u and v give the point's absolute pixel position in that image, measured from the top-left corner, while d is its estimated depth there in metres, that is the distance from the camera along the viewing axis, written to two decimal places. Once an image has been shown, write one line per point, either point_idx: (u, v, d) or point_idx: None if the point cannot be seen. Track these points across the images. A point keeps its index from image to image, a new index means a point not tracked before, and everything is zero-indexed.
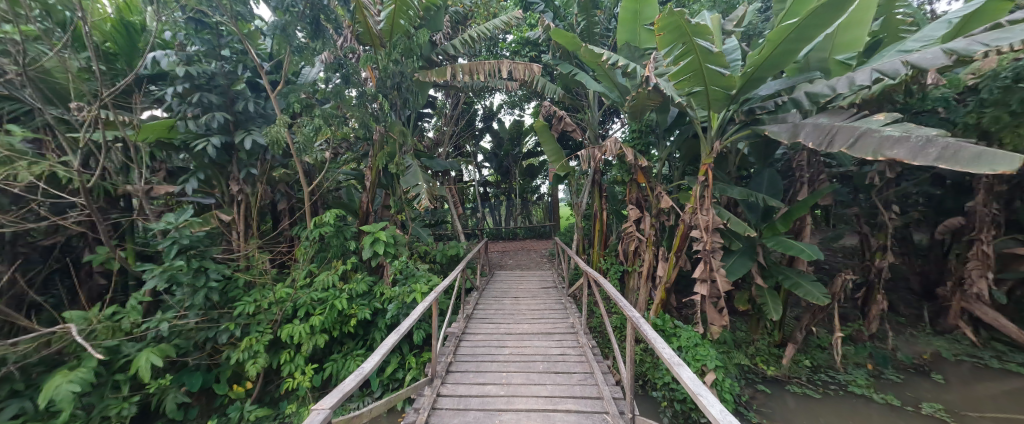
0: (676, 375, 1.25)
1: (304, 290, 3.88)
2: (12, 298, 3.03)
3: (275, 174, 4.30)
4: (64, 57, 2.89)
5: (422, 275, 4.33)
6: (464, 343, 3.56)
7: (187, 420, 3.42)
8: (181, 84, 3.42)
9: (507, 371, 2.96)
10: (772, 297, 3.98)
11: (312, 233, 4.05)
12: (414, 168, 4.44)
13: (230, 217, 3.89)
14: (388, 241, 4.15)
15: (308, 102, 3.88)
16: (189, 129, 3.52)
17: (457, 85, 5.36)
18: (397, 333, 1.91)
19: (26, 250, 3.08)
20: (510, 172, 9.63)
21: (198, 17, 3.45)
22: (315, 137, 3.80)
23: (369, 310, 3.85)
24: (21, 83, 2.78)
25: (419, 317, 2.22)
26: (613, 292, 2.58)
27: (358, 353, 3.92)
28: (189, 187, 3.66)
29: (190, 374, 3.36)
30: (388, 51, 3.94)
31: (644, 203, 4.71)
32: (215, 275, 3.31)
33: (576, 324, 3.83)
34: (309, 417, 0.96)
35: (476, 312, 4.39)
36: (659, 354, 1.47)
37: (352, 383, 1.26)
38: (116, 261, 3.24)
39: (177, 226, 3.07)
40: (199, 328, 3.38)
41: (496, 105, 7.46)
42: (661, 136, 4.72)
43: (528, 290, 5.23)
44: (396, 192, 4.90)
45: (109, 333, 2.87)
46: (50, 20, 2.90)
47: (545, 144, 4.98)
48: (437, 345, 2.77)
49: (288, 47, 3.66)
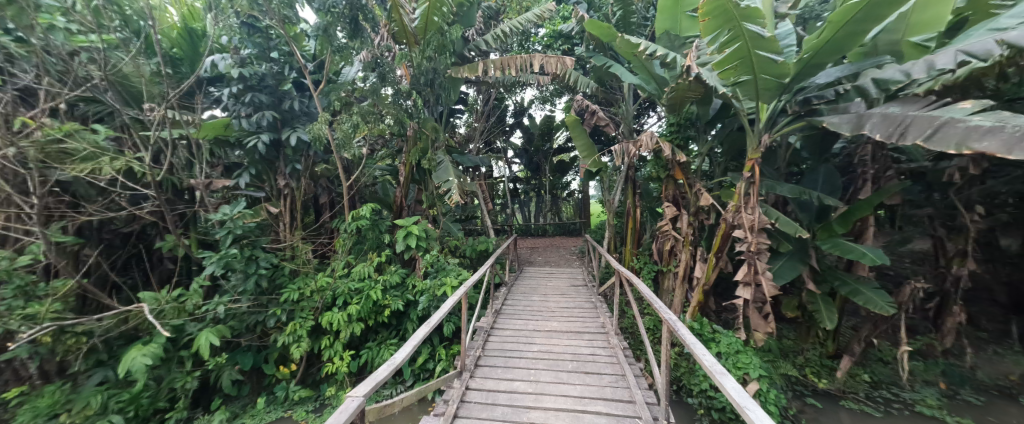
0: (718, 385, 1.13)
1: (343, 280, 4.07)
2: (98, 279, 3.46)
3: (318, 170, 4.51)
4: (138, 62, 3.19)
5: (452, 269, 4.42)
6: (493, 338, 3.60)
7: (239, 396, 3.72)
8: (236, 85, 3.68)
9: (536, 369, 2.94)
10: (826, 304, 3.66)
11: (350, 226, 4.20)
12: (445, 164, 4.52)
13: (278, 210, 4.14)
14: (420, 235, 4.24)
15: (348, 101, 4.06)
16: (242, 127, 3.79)
17: (489, 81, 5.36)
18: (428, 326, 1.96)
19: (109, 236, 3.49)
20: (540, 168, 9.57)
21: (250, 21, 3.62)
22: (353, 134, 3.96)
23: (402, 302, 4.00)
24: (104, 87, 3.13)
25: (448, 311, 2.24)
26: (647, 293, 2.47)
27: (392, 342, 4.07)
28: (242, 181, 3.94)
29: (242, 354, 3.65)
30: (422, 48, 3.99)
31: (681, 201, 4.49)
32: (264, 263, 3.58)
33: (607, 324, 3.73)
34: (344, 404, 0.99)
35: (504, 308, 4.40)
36: (699, 361, 1.34)
37: (384, 373, 1.30)
38: (181, 248, 3.55)
39: (232, 217, 3.31)
40: (250, 313, 3.65)
41: (527, 100, 7.40)
42: (702, 129, 4.45)
43: (557, 287, 5.16)
44: (429, 188, 5.00)
45: (174, 314, 3.18)
46: (127, 28, 3.20)
47: (575, 140, 4.91)
48: (466, 339, 2.82)
49: (330, 47, 3.78)
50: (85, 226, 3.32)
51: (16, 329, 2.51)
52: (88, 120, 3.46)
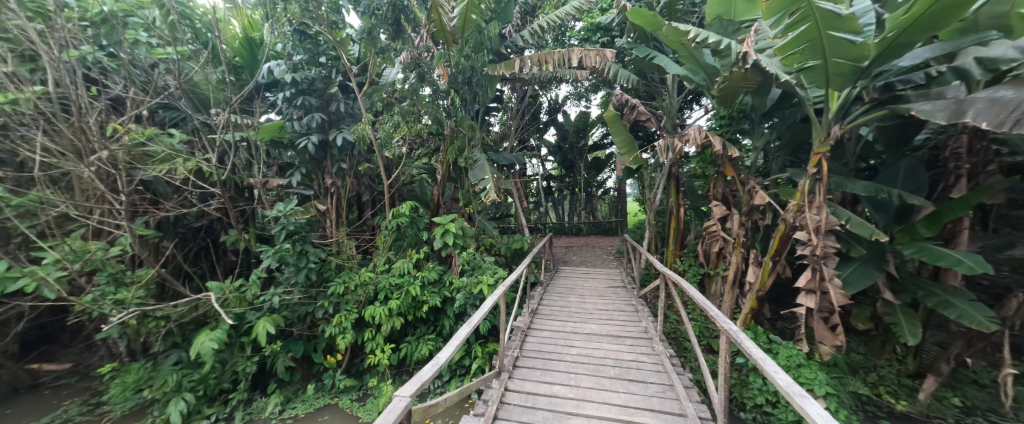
0: (797, 408, 1.00)
1: (383, 275, 4.18)
2: (174, 269, 3.83)
3: (361, 169, 4.69)
4: (206, 71, 3.47)
5: (488, 267, 4.43)
6: (530, 338, 3.56)
7: (292, 382, 3.96)
8: (289, 89, 3.91)
9: (576, 373, 2.85)
10: (906, 316, 3.24)
11: (390, 223, 4.32)
12: (482, 162, 4.52)
13: (325, 207, 4.35)
14: (457, 233, 4.28)
15: (389, 102, 4.16)
16: (294, 129, 4.02)
17: (524, 78, 5.28)
18: (469, 326, 2.00)
19: (183, 230, 3.86)
20: (574, 166, 9.36)
21: (301, 29, 3.73)
22: (393, 133, 4.07)
23: (439, 298, 4.07)
24: (178, 95, 3.45)
25: (488, 311, 2.26)
26: (700, 299, 2.32)
27: (430, 338, 4.16)
28: (294, 180, 4.19)
29: (294, 343, 3.87)
30: (460, 47, 3.99)
31: (731, 199, 4.19)
32: (313, 257, 3.79)
33: (650, 330, 3.55)
34: (392, 404, 1.03)
35: (540, 308, 4.35)
36: (771, 380, 1.22)
37: (428, 374, 1.33)
38: (242, 242, 3.84)
39: (285, 214, 3.55)
40: (301, 304, 3.87)
41: (562, 97, 7.26)
42: (757, 121, 4.10)
43: (594, 288, 5.02)
44: (465, 186, 5.03)
45: (236, 302, 3.44)
46: (197, 40, 3.49)
47: (615, 136, 4.71)
48: (504, 339, 2.80)
49: (374, 50, 3.90)
50: (163, 221, 3.69)
51: (109, 312, 2.85)
52: (165, 125, 3.83)
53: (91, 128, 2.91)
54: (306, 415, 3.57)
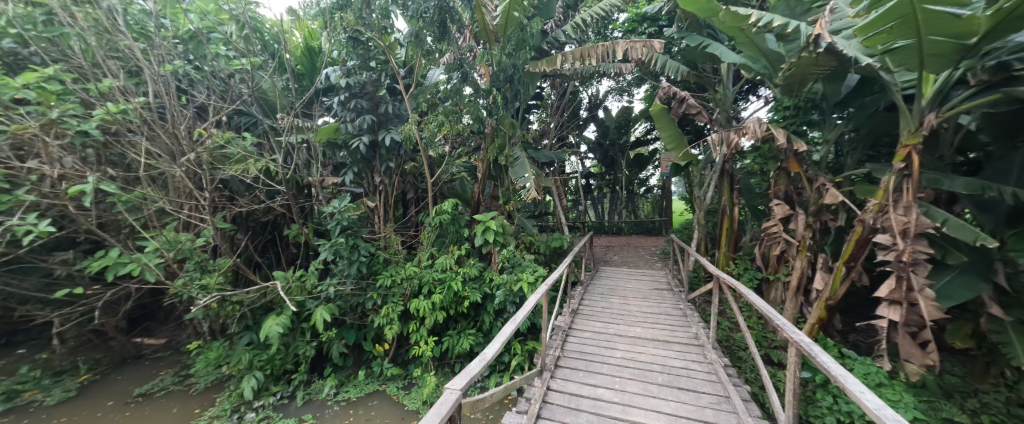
0: None
1: (427, 269, 4.32)
2: (246, 259, 4.26)
3: (407, 168, 4.88)
4: (274, 80, 3.80)
5: (528, 265, 4.43)
6: (572, 338, 3.52)
7: (344, 367, 4.24)
8: (343, 93, 4.15)
9: (621, 377, 2.77)
10: (1021, 336, 2.75)
11: (433, 220, 4.45)
12: (522, 160, 4.51)
13: (374, 204, 4.58)
14: (498, 230, 4.32)
15: (434, 102, 4.28)
16: (347, 130, 4.27)
17: (565, 74, 5.18)
18: (512, 324, 2.07)
19: (253, 224, 4.26)
20: (615, 163, 9.07)
21: (354, 35, 3.89)
22: (437, 133, 4.19)
23: (480, 294, 4.13)
24: (250, 102, 3.81)
25: (531, 311, 2.31)
26: (761, 305, 2.14)
27: (471, 333, 4.25)
28: (347, 179, 4.47)
29: (347, 331, 4.14)
30: (502, 45, 4.00)
31: (795, 198, 3.82)
32: (363, 251, 4.02)
33: (701, 336, 3.35)
34: (444, 396, 1.10)
35: (581, 308, 4.27)
36: (852, 398, 1.10)
37: (477, 369, 1.39)
38: (302, 236, 4.16)
39: (340, 210, 3.79)
40: (353, 295, 4.12)
41: (603, 92, 7.06)
42: (827, 111, 3.70)
43: (637, 289, 4.84)
44: (505, 184, 5.06)
45: (298, 291, 3.74)
46: (266, 51, 3.81)
47: (662, 130, 4.49)
48: (547, 338, 2.78)
49: (420, 52, 4.02)
50: (237, 216, 4.11)
51: (196, 296, 3.25)
52: (239, 129, 4.25)
53: (181, 133, 3.30)
54: (357, 399, 3.80)
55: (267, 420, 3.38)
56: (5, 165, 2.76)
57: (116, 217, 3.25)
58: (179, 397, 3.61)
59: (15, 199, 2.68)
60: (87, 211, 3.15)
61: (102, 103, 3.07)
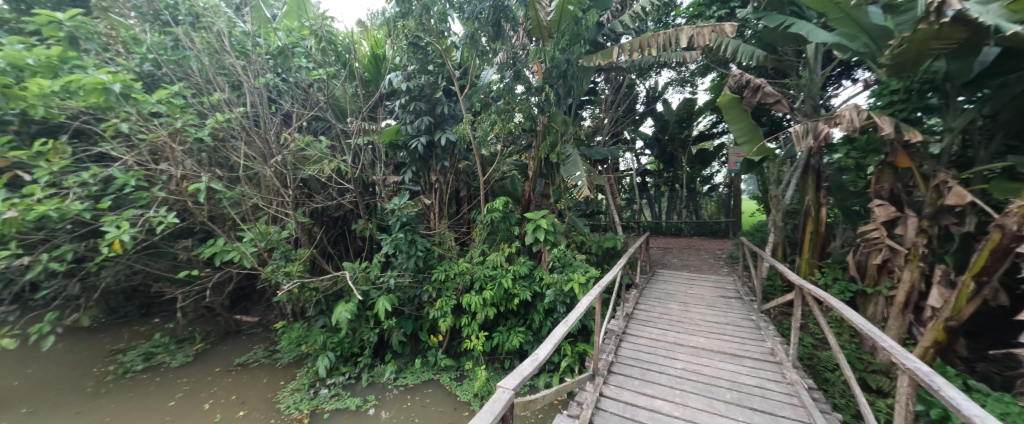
0: None
1: (479, 266, 4.42)
2: (321, 250, 4.72)
3: (461, 167, 5.03)
4: (345, 87, 4.15)
5: (580, 265, 4.33)
6: (626, 344, 3.36)
7: (403, 354, 4.52)
8: (404, 97, 4.38)
9: (682, 390, 2.57)
10: None
11: (485, 218, 4.52)
12: (575, 157, 4.39)
13: (430, 201, 4.78)
14: (548, 229, 4.27)
15: (487, 102, 4.34)
16: (407, 131, 4.51)
17: (622, 66, 4.94)
18: (566, 325, 2.03)
19: (326, 219, 4.71)
20: (674, 160, 8.73)
21: (415, 41, 4.07)
22: (490, 132, 4.24)
23: (530, 293, 4.12)
24: (325, 108, 4.19)
25: (584, 314, 2.25)
26: (857, 318, 1.82)
27: (520, 330, 4.26)
28: (406, 177, 4.72)
29: (405, 320, 4.40)
30: (556, 41, 3.92)
31: (904, 198, 3.24)
32: (420, 246, 4.24)
33: (778, 352, 2.97)
34: (496, 395, 1.10)
35: (636, 313, 4.06)
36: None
37: (529, 370, 1.38)
38: (367, 231, 4.51)
39: (400, 207, 4.04)
40: (410, 287, 4.37)
41: (662, 84, 6.65)
42: (953, 94, 3.05)
43: (700, 296, 4.47)
44: (557, 182, 4.98)
45: (363, 281, 4.06)
46: (338, 61, 4.17)
47: (731, 123, 4.07)
48: (599, 342, 2.68)
49: (474, 52, 4.10)
50: (314, 211, 4.57)
51: (281, 281, 3.68)
52: (317, 133, 4.71)
53: (271, 139, 3.76)
54: (414, 385, 4.03)
55: (337, 397, 3.73)
56: (145, 167, 3.36)
57: (221, 211, 3.80)
58: (268, 369, 4.13)
59: (151, 195, 3.25)
60: (201, 205, 3.72)
61: (212, 113, 3.60)
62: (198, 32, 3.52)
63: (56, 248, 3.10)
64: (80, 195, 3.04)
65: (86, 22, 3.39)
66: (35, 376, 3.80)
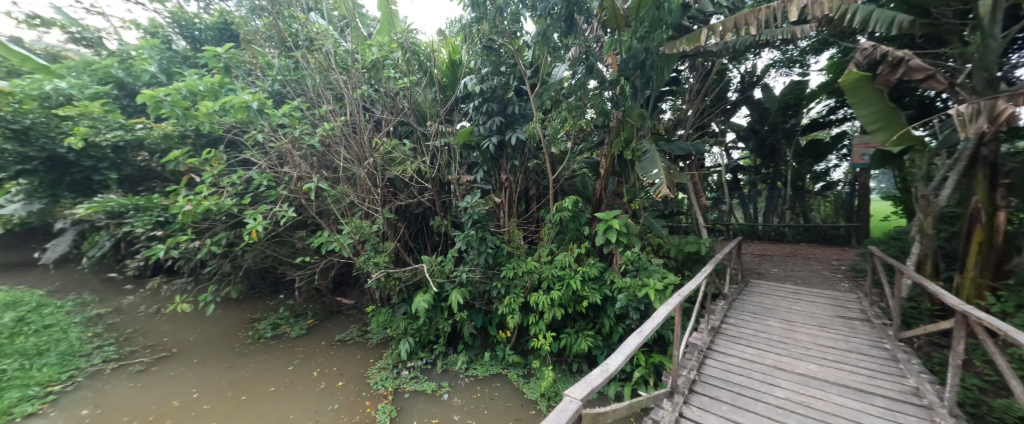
0: None
1: (547, 265, 4.34)
2: (403, 243, 5.18)
3: (531, 165, 5.04)
4: (426, 93, 4.48)
5: (656, 270, 4.00)
6: (711, 361, 3.01)
7: (473, 346, 4.72)
8: (478, 99, 4.55)
9: (784, 422, 2.18)
10: None
11: (554, 216, 4.46)
12: (653, 153, 4.06)
13: (501, 200, 4.86)
14: (621, 230, 4.01)
15: (558, 99, 4.27)
16: (480, 132, 4.67)
17: (712, 50, 4.42)
18: (639, 335, 1.86)
19: (408, 215, 5.15)
20: (776, 153, 7.60)
21: (488, 44, 4.18)
22: (561, 129, 4.16)
23: (600, 296, 3.95)
24: (408, 113, 4.58)
25: (661, 324, 2.05)
26: None
27: (589, 334, 4.11)
28: (478, 176, 4.90)
29: (476, 314, 4.60)
30: (633, 29, 3.63)
31: None
32: (490, 242, 4.39)
33: (927, 394, 2.33)
34: (562, 404, 1.04)
35: (725, 328, 3.61)
36: None
37: (599, 380, 1.28)
38: (443, 227, 4.81)
39: (472, 205, 4.23)
40: (481, 282, 4.53)
41: (762, 68, 5.84)
42: None
43: (809, 314, 3.77)
44: (631, 180, 4.69)
45: (438, 273, 4.31)
46: (419, 69, 4.51)
47: (857, 108, 3.36)
48: (678, 357, 2.44)
49: (546, 49, 4.06)
50: (399, 208, 5.03)
51: (371, 270, 4.14)
52: (402, 136, 5.17)
53: (365, 143, 4.24)
54: (484, 377, 4.19)
55: (416, 379, 4.06)
56: (274, 170, 4.07)
57: (326, 207, 4.41)
58: (361, 347, 4.69)
59: (277, 193, 3.94)
60: (312, 202, 4.36)
61: (321, 123, 4.19)
62: (312, 54, 4.14)
63: (216, 235, 3.91)
64: (230, 193, 3.81)
65: (237, 54, 4.25)
66: (203, 335, 4.93)
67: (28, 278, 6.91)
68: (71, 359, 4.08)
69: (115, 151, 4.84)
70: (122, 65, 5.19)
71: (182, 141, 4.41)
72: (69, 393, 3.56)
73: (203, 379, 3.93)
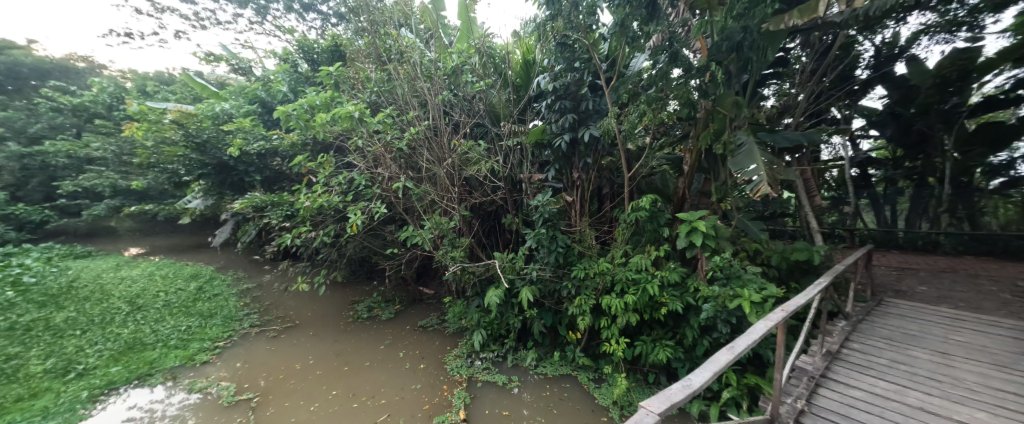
0: None
1: (621, 267, 4.10)
2: (478, 239, 5.43)
3: (605, 162, 4.83)
4: (501, 95, 4.61)
5: (752, 279, 3.50)
6: (825, 391, 2.52)
7: (542, 344, 4.73)
8: (551, 97, 4.52)
9: None
10: None
11: (629, 216, 4.20)
12: (750, 146, 3.56)
13: (572, 198, 4.78)
14: (708, 232, 3.59)
15: (636, 92, 4.01)
16: (553, 130, 4.63)
17: (835, 21, 3.69)
18: (730, 352, 1.55)
19: (482, 213, 5.39)
20: (925, 142, 6.09)
21: (562, 41, 4.12)
22: (638, 124, 3.90)
23: (682, 304, 3.60)
24: (484, 115, 4.79)
25: (760, 340, 1.71)
26: None
27: (668, 345, 3.78)
28: (550, 175, 4.87)
29: (545, 312, 4.60)
30: (729, 5, 3.17)
31: None
32: (560, 241, 4.37)
33: None
34: (637, 416, 0.86)
35: (846, 354, 2.99)
36: None
37: (681, 396, 1.06)
38: (514, 225, 4.91)
39: (543, 203, 4.27)
40: (551, 281, 4.50)
41: (905, 36, 4.71)
42: None
43: (978, 349, 2.91)
44: (721, 177, 4.20)
45: (509, 270, 4.40)
46: (494, 72, 4.66)
47: None
48: (782, 382, 2.08)
49: (624, 40, 3.83)
50: (474, 205, 5.28)
51: (449, 263, 4.43)
52: (477, 137, 5.41)
53: (445, 145, 4.55)
54: (553, 377, 4.18)
55: (488, 370, 4.23)
56: (371, 171, 4.61)
57: (411, 204, 4.84)
58: (439, 334, 5.07)
59: (373, 191, 4.49)
60: (400, 200, 4.84)
61: (408, 128, 4.61)
62: (402, 66, 4.58)
63: (327, 227, 4.59)
64: (337, 192, 4.44)
65: (343, 71, 4.93)
66: (317, 312, 5.86)
67: (205, 256, 9.06)
68: (230, 322, 5.23)
69: (259, 157, 6.08)
70: (264, 88, 6.47)
71: (304, 148, 5.29)
72: (228, 348, 4.56)
73: (315, 348, 4.67)
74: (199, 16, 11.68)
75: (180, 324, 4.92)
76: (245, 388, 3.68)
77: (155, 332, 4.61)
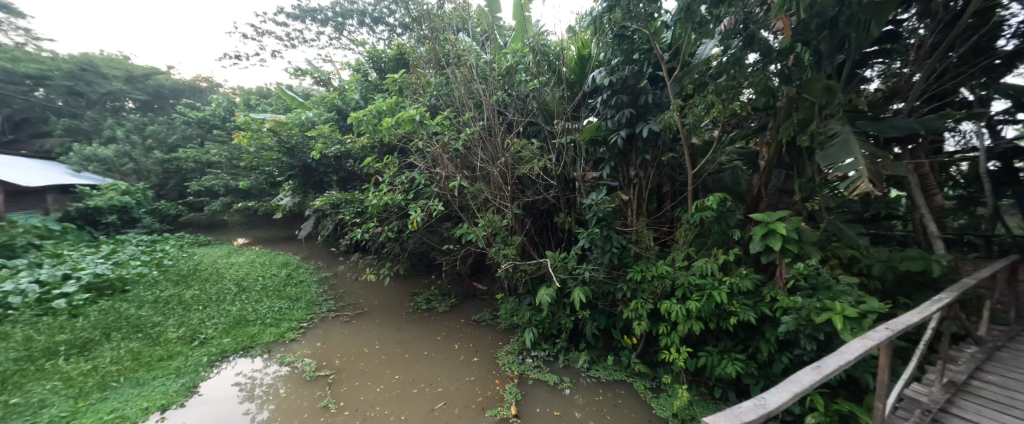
0: None
1: (682, 271, 3.80)
2: (530, 238, 5.46)
3: (666, 159, 4.52)
4: (554, 92, 4.57)
5: (846, 291, 3.02)
6: None
7: (595, 347, 4.60)
8: (607, 92, 4.36)
9: None
10: None
11: (692, 217, 3.89)
12: (846, 137, 3.07)
13: (629, 197, 4.56)
14: (790, 236, 3.16)
15: (702, 82, 3.69)
16: (608, 126, 4.45)
17: None
18: (815, 372, 1.35)
19: (534, 211, 5.40)
20: None
21: (620, 32, 3.95)
22: (705, 116, 3.59)
23: (755, 315, 3.24)
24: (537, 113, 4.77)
25: (855, 361, 1.47)
26: None
27: (738, 358, 3.42)
28: (605, 173, 4.71)
29: (598, 315, 4.45)
30: None
31: None
32: (615, 242, 4.21)
33: None
34: None
35: (977, 388, 2.44)
36: None
37: (754, 415, 0.94)
38: (567, 224, 4.83)
39: (597, 202, 4.17)
40: (605, 282, 4.35)
41: None
42: None
43: None
44: (807, 174, 3.69)
45: (560, 270, 4.34)
46: (548, 69, 4.62)
47: None
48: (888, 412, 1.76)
49: (690, 26, 3.55)
50: (526, 204, 5.31)
51: (501, 261, 4.51)
52: (530, 136, 5.42)
53: (499, 145, 4.63)
54: (607, 381, 4.05)
55: (539, 368, 4.24)
56: (430, 171, 4.88)
57: (466, 202, 5.01)
58: (492, 329, 5.20)
59: (431, 190, 4.75)
60: (456, 198, 5.05)
61: (464, 129, 4.78)
62: (460, 69, 4.77)
63: (391, 223, 4.96)
64: (400, 191, 4.78)
65: (406, 78, 5.29)
66: (382, 301, 6.38)
67: (292, 247, 10.37)
68: (312, 305, 5.92)
69: (337, 159, 6.79)
70: (341, 97, 7.21)
71: (373, 150, 5.78)
72: (310, 329, 5.16)
73: (380, 335, 5.09)
74: (289, 37, 13.40)
75: (273, 305, 5.70)
76: (323, 365, 4.14)
77: (255, 311, 5.40)
